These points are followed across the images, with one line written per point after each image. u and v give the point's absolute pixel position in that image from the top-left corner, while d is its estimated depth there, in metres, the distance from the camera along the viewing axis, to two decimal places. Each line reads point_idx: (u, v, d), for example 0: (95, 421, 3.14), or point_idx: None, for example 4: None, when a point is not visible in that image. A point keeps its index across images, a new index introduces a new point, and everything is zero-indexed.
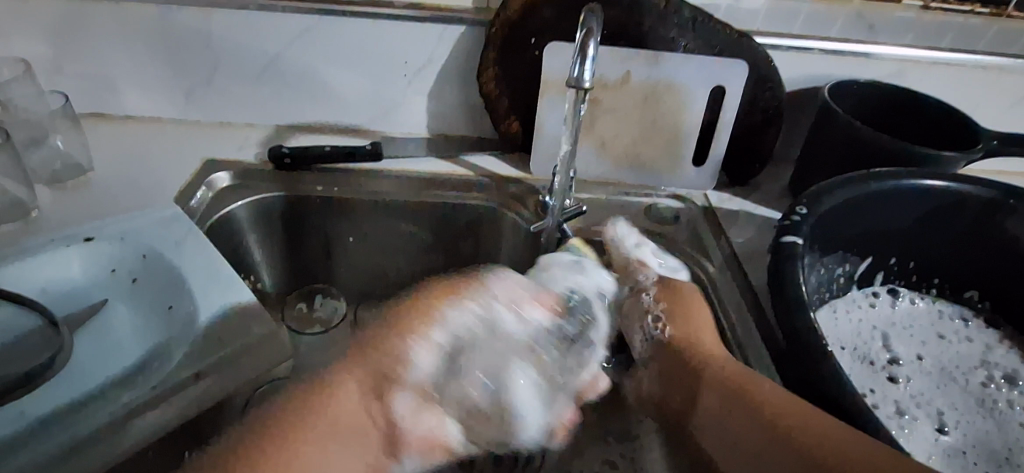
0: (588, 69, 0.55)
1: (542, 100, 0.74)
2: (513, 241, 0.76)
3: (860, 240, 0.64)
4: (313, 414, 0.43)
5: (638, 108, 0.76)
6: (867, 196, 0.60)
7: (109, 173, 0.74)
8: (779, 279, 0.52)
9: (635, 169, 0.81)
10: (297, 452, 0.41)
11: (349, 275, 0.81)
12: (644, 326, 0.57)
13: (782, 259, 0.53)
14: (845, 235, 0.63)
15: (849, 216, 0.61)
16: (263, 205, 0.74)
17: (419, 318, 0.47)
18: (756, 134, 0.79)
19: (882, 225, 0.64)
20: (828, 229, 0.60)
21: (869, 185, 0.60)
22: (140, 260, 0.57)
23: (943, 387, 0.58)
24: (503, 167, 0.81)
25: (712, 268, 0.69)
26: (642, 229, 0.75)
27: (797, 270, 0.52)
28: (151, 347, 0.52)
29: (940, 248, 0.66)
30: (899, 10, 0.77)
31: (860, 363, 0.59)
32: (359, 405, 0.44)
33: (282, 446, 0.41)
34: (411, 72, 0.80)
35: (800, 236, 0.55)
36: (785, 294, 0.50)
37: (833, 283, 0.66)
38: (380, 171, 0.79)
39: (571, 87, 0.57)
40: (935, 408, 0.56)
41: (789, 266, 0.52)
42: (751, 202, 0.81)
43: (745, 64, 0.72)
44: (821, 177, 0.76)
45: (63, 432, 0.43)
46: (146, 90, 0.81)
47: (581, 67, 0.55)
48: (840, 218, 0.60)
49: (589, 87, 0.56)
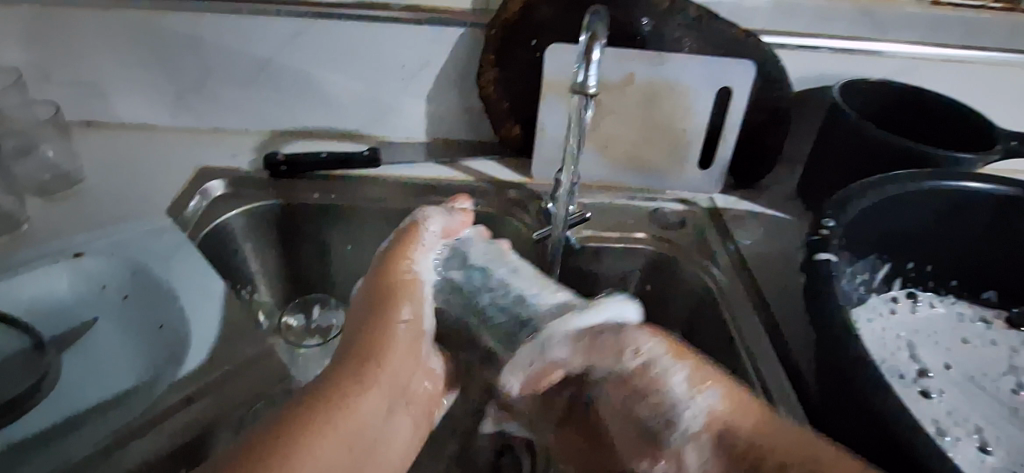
0: (594, 74, 0.53)
1: (543, 102, 0.72)
2: (514, 248, 0.74)
3: (879, 246, 0.62)
4: (367, 371, 0.45)
5: (643, 110, 0.74)
6: (887, 201, 0.58)
7: (100, 184, 0.72)
8: (817, 298, 0.49)
9: (639, 173, 0.78)
10: (364, 396, 0.44)
11: (346, 284, 0.79)
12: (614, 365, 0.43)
13: (818, 279, 0.49)
14: (865, 242, 0.60)
15: (871, 222, 0.59)
16: (258, 215, 0.72)
17: (402, 264, 0.49)
18: (764, 137, 0.77)
19: (903, 231, 0.61)
20: (851, 237, 0.58)
21: (899, 193, 0.58)
22: (128, 276, 0.55)
23: (976, 398, 0.56)
24: (503, 172, 0.79)
25: (721, 275, 0.68)
26: (648, 236, 0.73)
27: (834, 290, 0.48)
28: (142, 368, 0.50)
29: (962, 250, 0.64)
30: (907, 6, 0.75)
31: (891, 377, 0.56)
32: (406, 361, 0.47)
33: (348, 394, 0.43)
34: (408, 76, 0.78)
35: (832, 253, 0.51)
36: (827, 315, 0.47)
37: (856, 291, 0.63)
38: (377, 177, 0.77)
39: (574, 93, 0.54)
40: (973, 424, 0.54)
41: (823, 287, 0.49)
42: (758, 205, 0.79)
43: (751, 64, 0.70)
44: (832, 180, 0.74)
45: (50, 460, 0.42)
46: (138, 98, 0.79)
47: (586, 73, 0.53)
48: (862, 224, 0.58)
49: (594, 93, 0.54)
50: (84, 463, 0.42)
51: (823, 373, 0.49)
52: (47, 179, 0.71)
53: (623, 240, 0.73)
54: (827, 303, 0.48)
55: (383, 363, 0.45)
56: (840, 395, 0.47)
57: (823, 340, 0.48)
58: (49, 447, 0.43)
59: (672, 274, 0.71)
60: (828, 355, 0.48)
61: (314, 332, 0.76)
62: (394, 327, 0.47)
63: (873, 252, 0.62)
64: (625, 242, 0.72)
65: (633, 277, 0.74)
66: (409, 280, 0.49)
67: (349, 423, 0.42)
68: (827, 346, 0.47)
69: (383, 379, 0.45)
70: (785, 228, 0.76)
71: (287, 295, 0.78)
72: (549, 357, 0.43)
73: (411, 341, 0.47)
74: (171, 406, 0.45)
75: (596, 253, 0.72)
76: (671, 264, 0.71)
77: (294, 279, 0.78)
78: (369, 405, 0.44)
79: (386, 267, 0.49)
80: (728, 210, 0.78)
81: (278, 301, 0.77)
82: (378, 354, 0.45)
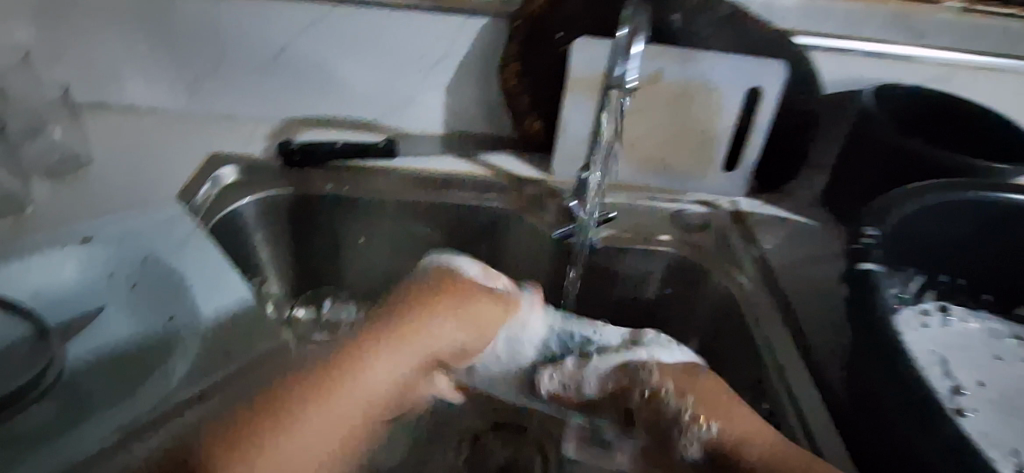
0: (632, 69, 0.51)
1: (567, 97, 0.70)
2: (533, 247, 0.73)
3: (915, 256, 0.60)
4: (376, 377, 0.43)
5: (669, 109, 0.72)
6: (928, 209, 0.56)
7: (108, 167, 0.70)
8: (862, 310, 0.47)
9: (662, 173, 0.76)
10: (358, 389, 0.42)
11: (358, 278, 0.77)
12: (635, 396, 0.49)
13: (864, 291, 0.48)
14: (904, 251, 0.58)
15: (910, 231, 0.57)
16: (271, 204, 0.70)
17: (479, 298, 0.50)
18: (790, 139, 0.75)
19: (941, 240, 0.60)
20: (893, 246, 0.55)
21: (937, 203, 0.56)
22: (140, 263, 0.54)
23: (1010, 419, 0.54)
24: (523, 168, 0.77)
25: (746, 283, 0.66)
26: (672, 238, 0.71)
27: (882, 303, 0.47)
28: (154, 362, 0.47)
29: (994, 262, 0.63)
30: (940, 11, 0.72)
31: None
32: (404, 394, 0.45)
33: (339, 381, 0.41)
34: (428, 66, 0.75)
35: (875, 262, 0.49)
36: (875, 329, 0.46)
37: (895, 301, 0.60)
38: (393, 169, 0.75)
39: (610, 88, 0.52)
40: (1009, 445, 0.52)
41: (873, 298, 0.47)
42: (784, 210, 0.77)
43: (782, 65, 0.68)
44: (860, 187, 0.72)
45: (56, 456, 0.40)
46: (149, 80, 0.77)
47: (623, 68, 0.50)
48: (903, 233, 0.56)
49: (632, 88, 0.51)
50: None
51: (864, 388, 0.48)
52: (54, 161, 0.69)
53: (646, 242, 0.71)
54: (874, 316, 0.46)
55: (389, 369, 0.44)
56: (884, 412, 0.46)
57: (873, 355, 0.46)
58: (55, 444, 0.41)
59: (694, 278, 0.69)
60: (878, 370, 0.46)
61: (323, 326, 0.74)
62: (428, 343, 0.46)
63: (905, 264, 0.60)
64: (647, 244, 0.70)
65: (654, 280, 0.72)
66: (479, 313, 0.50)
67: (319, 420, 0.40)
68: (878, 360, 0.46)
69: (373, 382, 0.43)
70: (810, 235, 0.74)
71: (297, 287, 0.76)
72: (580, 390, 0.52)
73: (424, 377, 0.46)
74: (182, 403, 0.44)
75: (617, 255, 0.70)
76: (694, 268, 0.69)
77: (305, 272, 0.76)
78: (375, 387, 0.43)
79: (464, 287, 0.50)
80: (753, 214, 0.76)
81: (288, 292, 0.76)
82: (386, 356, 0.44)
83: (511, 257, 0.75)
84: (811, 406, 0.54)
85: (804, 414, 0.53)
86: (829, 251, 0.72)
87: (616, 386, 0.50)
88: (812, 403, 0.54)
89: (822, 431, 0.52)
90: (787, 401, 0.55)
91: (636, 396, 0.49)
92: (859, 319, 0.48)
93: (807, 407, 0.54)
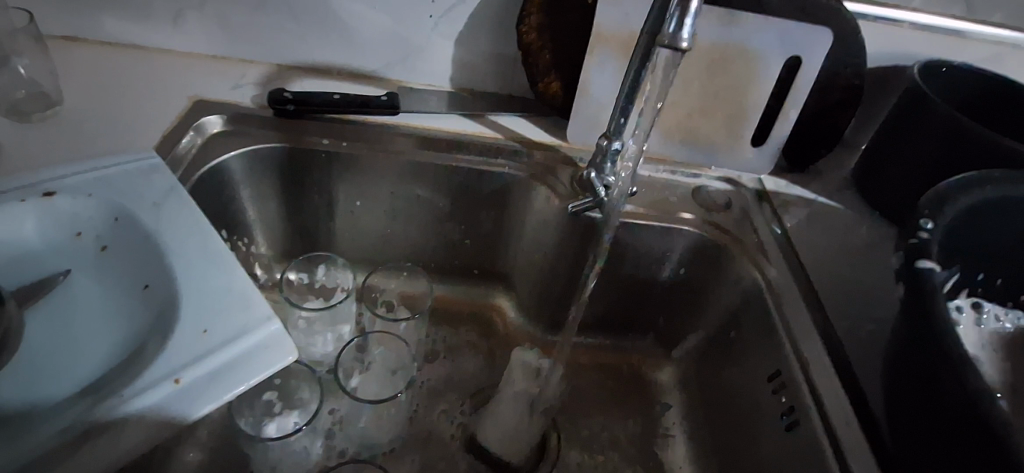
0: (689, 24, 0.45)
1: (592, 55, 0.64)
2: (543, 218, 0.68)
3: (971, 257, 0.54)
4: None
5: (701, 75, 0.66)
6: (1018, 201, 0.51)
7: (84, 107, 0.64)
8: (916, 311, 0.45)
9: (688, 145, 0.71)
10: None
11: (354, 239, 0.73)
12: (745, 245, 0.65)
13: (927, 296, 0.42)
14: (957, 252, 0.53)
15: (992, 224, 0.52)
16: (262, 157, 0.65)
17: None
18: (829, 119, 0.69)
19: (1000, 244, 0.54)
20: (951, 243, 0.51)
21: (985, 199, 0.50)
22: (111, 223, 0.48)
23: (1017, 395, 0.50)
24: (534, 132, 0.72)
25: (771, 271, 0.62)
26: (695, 217, 0.67)
27: (945, 307, 0.42)
28: (131, 346, 0.42)
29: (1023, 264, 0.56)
30: None
31: None
32: None
33: None
34: (438, 13, 0.68)
35: (934, 261, 0.44)
36: (933, 317, 0.41)
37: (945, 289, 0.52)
38: (395, 126, 0.69)
39: (663, 45, 0.46)
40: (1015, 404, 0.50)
41: (932, 302, 0.42)
42: (811, 192, 0.73)
43: (828, 32, 0.61)
44: (893, 172, 0.67)
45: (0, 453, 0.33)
46: (130, 13, 0.69)
47: (678, 24, 0.45)
48: (977, 230, 0.52)
49: (687, 48, 0.46)
50: (46, 458, 0.34)
51: (901, 404, 0.46)
52: (20, 99, 0.63)
53: (666, 219, 0.66)
54: (937, 324, 0.41)
55: None
56: (920, 416, 0.43)
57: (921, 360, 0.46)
58: (6, 442, 0.34)
59: (715, 261, 0.66)
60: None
61: (314, 293, 0.70)
62: None
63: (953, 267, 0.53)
64: (669, 222, 0.66)
65: (672, 258, 0.68)
66: None
67: None
68: (925, 363, 0.42)
69: None
70: (836, 220, 0.70)
71: (289, 249, 0.72)
72: (751, 246, 0.65)
73: None
74: (159, 388, 0.37)
75: (634, 233, 0.66)
76: (716, 250, 0.66)
77: (299, 231, 0.71)
78: None
79: None
80: (778, 194, 0.71)
81: (281, 250, 0.72)
82: None
83: (521, 226, 0.71)
84: (834, 407, 0.51)
85: (827, 416, 0.51)
86: (856, 240, 0.68)
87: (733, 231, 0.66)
88: (841, 412, 0.51)
89: (851, 443, 0.49)
90: (812, 401, 0.52)
91: (739, 231, 0.66)
92: (912, 310, 0.44)
93: (833, 412, 0.51)
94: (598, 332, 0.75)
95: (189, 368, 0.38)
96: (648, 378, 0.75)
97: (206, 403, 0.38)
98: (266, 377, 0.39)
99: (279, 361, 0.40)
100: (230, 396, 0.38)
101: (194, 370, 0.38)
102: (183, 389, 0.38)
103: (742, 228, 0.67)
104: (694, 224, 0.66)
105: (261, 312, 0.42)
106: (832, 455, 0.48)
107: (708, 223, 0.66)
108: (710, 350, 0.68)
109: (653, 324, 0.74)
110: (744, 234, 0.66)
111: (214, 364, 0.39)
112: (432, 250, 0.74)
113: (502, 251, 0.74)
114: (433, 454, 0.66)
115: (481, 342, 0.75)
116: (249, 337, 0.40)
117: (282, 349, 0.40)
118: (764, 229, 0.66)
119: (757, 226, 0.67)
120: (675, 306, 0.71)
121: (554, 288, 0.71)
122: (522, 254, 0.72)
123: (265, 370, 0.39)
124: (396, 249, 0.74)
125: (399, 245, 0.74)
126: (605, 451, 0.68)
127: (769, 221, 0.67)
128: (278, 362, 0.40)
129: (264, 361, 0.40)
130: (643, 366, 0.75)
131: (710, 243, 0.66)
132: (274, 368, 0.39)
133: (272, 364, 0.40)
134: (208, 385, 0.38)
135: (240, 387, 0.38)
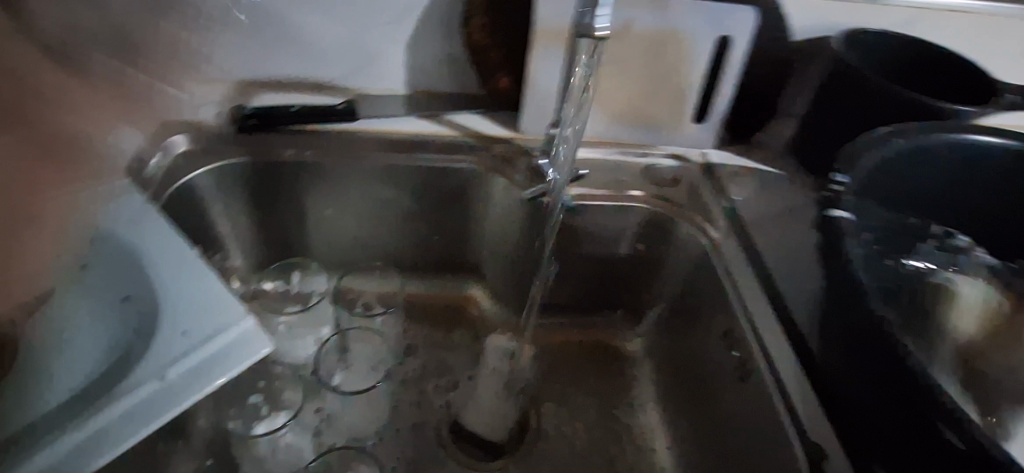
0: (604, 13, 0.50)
1: (536, 50, 0.67)
2: (503, 207, 0.72)
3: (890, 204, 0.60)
4: None
5: (639, 59, 0.69)
6: (922, 150, 0.57)
7: (51, 139, 0.66)
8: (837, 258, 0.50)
9: (634, 126, 0.75)
10: None
11: (327, 245, 0.76)
12: (694, 216, 0.69)
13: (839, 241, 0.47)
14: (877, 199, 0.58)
15: (903, 171, 0.58)
16: (228, 173, 0.67)
17: None
18: (757, 92, 0.75)
19: (914, 189, 0.60)
20: (868, 194, 0.56)
21: (894, 150, 0.55)
22: (88, 242, 0.50)
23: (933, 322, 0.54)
24: (487, 125, 0.76)
25: (720, 239, 0.66)
26: (646, 193, 0.71)
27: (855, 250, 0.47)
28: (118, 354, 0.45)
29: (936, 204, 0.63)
30: None
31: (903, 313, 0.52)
32: None
33: None
34: (387, 20, 0.71)
35: (845, 210, 0.49)
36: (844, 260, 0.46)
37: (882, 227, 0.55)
38: (355, 132, 0.72)
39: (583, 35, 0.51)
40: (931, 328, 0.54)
41: (843, 245, 0.47)
42: (754, 162, 0.78)
43: (751, 10, 0.66)
44: (824, 135, 0.72)
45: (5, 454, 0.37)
46: None
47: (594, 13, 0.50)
48: (891, 180, 0.57)
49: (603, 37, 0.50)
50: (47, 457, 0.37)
51: (830, 341, 0.50)
52: None
53: (617, 198, 0.71)
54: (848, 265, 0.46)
55: None
56: (842, 348, 0.48)
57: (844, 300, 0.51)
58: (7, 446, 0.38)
59: (665, 234, 0.71)
60: (980, 214, 0.64)
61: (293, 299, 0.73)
62: None
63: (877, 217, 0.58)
64: (622, 201, 0.70)
65: (627, 234, 0.72)
66: None
67: None
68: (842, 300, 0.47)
69: None
70: (778, 187, 0.74)
71: (264, 259, 0.75)
72: (698, 216, 0.69)
73: None
74: (145, 386, 0.41)
75: (589, 213, 0.70)
76: (667, 222, 0.70)
77: (272, 241, 0.74)
78: None
79: None
80: (723, 166, 0.76)
81: (256, 261, 0.74)
82: None
83: (484, 216, 0.74)
84: (779, 356, 0.56)
85: (772, 364, 0.55)
86: (798, 203, 0.73)
87: (682, 204, 0.71)
88: (785, 360, 0.55)
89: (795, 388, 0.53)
90: (760, 352, 0.56)
91: (687, 203, 0.70)
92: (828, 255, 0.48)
93: (778, 361, 0.55)
94: (568, 312, 0.79)
95: (171, 367, 0.42)
96: (619, 351, 0.79)
97: (188, 396, 0.41)
98: (242, 368, 0.42)
99: (253, 353, 0.43)
100: (210, 388, 0.41)
101: (176, 367, 0.42)
102: (168, 384, 0.41)
103: (690, 200, 0.71)
104: (645, 200, 0.71)
105: (234, 310, 0.45)
106: (778, 398, 0.53)
107: (659, 200, 0.71)
108: (672, 319, 0.73)
109: (619, 300, 0.78)
110: (693, 206, 0.70)
111: (193, 360, 0.42)
112: (402, 248, 0.77)
113: (469, 244, 0.77)
114: (417, 441, 0.69)
115: (457, 332, 0.78)
116: (224, 334, 0.43)
117: (255, 343, 0.43)
118: (710, 200, 0.71)
119: (703, 198, 0.71)
120: (637, 280, 0.75)
121: (521, 275, 0.75)
122: (489, 244, 0.76)
123: (240, 363, 0.42)
124: (368, 251, 0.77)
125: (369, 246, 0.76)
126: (581, 423, 0.72)
127: (714, 193, 0.72)
128: (254, 354, 0.43)
129: (240, 355, 0.43)
130: (614, 340, 0.79)
131: (661, 216, 0.70)
132: (250, 359, 0.43)
133: (247, 356, 0.43)
134: (189, 380, 0.41)
135: (218, 379, 0.42)
